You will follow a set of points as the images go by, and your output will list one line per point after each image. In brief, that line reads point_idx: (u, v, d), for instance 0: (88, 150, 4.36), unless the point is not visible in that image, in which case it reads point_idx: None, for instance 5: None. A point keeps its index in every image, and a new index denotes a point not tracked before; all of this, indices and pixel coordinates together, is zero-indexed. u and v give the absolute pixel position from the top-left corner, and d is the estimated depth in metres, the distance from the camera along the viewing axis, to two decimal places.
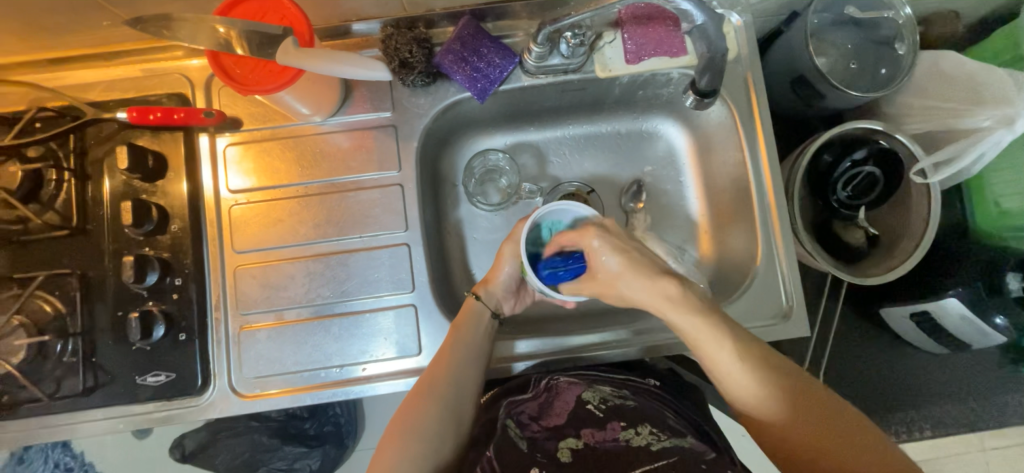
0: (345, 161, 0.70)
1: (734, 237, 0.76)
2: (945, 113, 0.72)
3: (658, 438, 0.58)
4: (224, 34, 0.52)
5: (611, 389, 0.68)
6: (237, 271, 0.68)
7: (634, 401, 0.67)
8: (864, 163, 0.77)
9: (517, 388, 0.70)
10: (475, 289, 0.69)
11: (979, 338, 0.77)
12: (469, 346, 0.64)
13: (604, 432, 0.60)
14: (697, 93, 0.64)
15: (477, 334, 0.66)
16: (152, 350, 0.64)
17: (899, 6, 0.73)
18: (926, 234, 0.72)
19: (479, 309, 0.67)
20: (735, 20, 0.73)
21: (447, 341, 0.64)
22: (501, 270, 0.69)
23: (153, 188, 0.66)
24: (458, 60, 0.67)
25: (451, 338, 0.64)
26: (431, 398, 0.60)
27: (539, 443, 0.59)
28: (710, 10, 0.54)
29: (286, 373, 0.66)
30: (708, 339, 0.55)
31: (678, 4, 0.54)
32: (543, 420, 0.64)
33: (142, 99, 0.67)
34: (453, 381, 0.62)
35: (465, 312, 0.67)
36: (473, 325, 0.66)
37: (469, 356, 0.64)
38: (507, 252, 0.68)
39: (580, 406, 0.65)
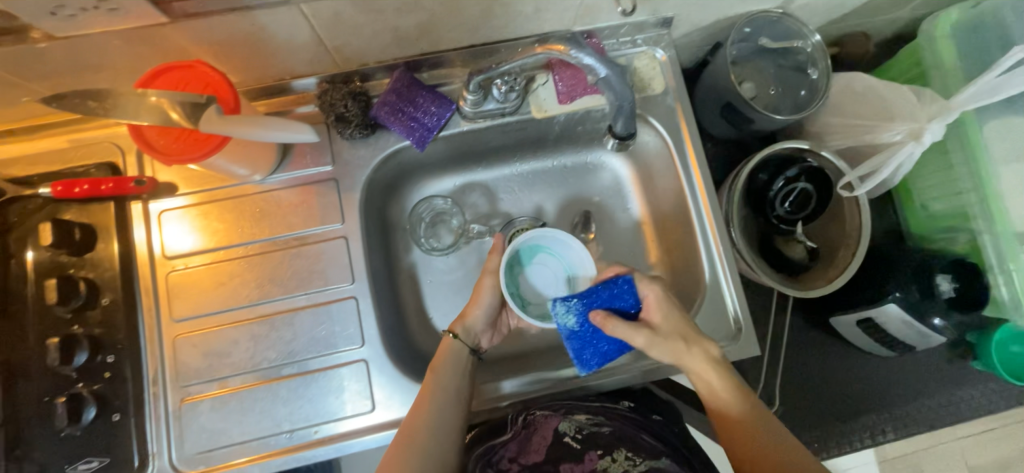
0: (287, 218, 0.69)
1: (682, 262, 0.78)
2: (863, 129, 0.76)
3: (636, 463, 0.57)
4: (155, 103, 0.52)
5: (586, 416, 0.65)
6: (176, 340, 0.65)
7: (611, 425, 0.64)
8: (797, 180, 0.79)
9: (494, 429, 0.67)
10: (453, 327, 0.67)
11: (921, 339, 0.80)
12: (449, 391, 0.62)
13: (583, 465, 0.57)
14: (616, 137, 0.69)
15: (456, 377, 0.63)
16: (83, 436, 0.60)
17: (808, 35, 0.76)
18: (859, 244, 0.76)
19: (461, 352, 0.66)
20: (660, 55, 0.77)
21: (425, 388, 0.61)
22: (479, 303, 0.68)
23: (82, 261, 0.63)
24: (395, 111, 0.68)
25: (428, 382, 0.61)
26: (412, 448, 0.56)
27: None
28: (608, 61, 0.58)
29: (232, 446, 0.63)
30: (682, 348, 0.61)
31: (580, 57, 0.57)
32: (523, 458, 0.60)
33: (69, 171, 0.65)
34: (428, 431, 0.58)
35: (441, 354, 0.65)
36: (451, 369, 0.64)
37: (448, 400, 0.61)
38: (486, 284, 0.68)
39: (559, 440, 0.61)
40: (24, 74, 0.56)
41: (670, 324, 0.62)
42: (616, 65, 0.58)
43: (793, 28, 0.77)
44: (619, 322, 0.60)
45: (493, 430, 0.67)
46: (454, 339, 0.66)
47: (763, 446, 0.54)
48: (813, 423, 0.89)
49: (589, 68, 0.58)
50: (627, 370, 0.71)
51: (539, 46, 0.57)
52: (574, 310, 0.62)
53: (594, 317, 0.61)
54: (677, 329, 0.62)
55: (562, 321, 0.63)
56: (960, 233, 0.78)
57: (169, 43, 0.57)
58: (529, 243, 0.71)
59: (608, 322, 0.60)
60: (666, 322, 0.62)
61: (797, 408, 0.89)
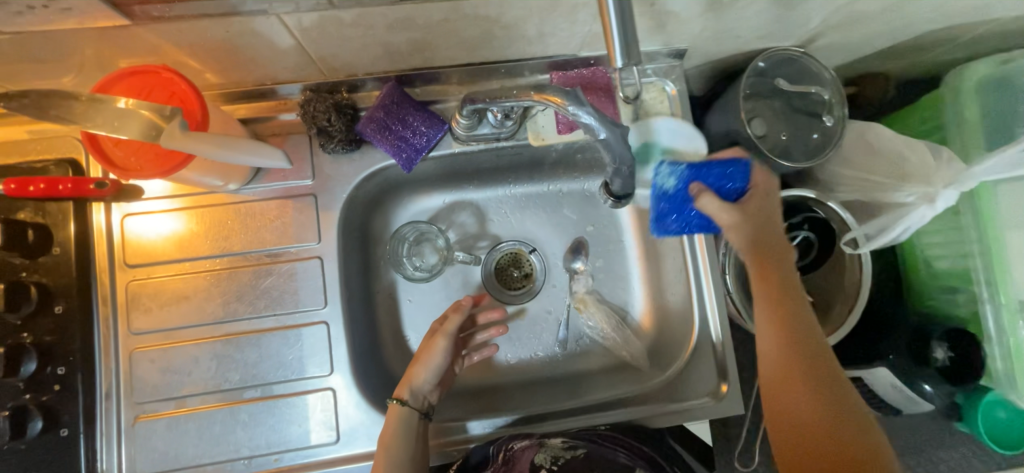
0: (260, 233, 0.65)
1: (672, 305, 0.76)
2: (873, 186, 0.73)
3: None
4: (124, 109, 0.47)
5: (562, 441, 0.64)
6: (134, 353, 0.62)
7: (585, 448, 0.64)
8: (801, 227, 0.78)
9: (472, 463, 0.65)
10: (398, 392, 0.64)
11: (912, 404, 0.80)
12: (401, 463, 0.59)
13: None
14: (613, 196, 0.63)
15: (410, 447, 0.61)
16: (26, 451, 0.57)
17: (828, 82, 0.72)
18: (858, 302, 0.74)
19: (411, 419, 0.62)
20: (670, 88, 0.72)
21: (378, 462, 0.59)
22: (428, 363, 0.66)
23: (35, 264, 0.59)
24: (381, 129, 0.63)
25: (380, 461, 0.59)
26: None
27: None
28: (610, 123, 0.50)
29: (187, 469, 0.61)
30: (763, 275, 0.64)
31: (578, 115, 0.50)
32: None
33: (26, 166, 0.60)
34: None
35: (389, 424, 0.61)
36: (403, 440, 0.61)
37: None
38: (439, 346, 0.66)
39: None
40: None
41: (760, 214, 0.67)
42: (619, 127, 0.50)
43: (811, 69, 0.73)
44: (713, 196, 0.65)
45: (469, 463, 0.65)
46: (398, 404, 0.62)
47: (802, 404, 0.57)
48: None
49: (588, 128, 0.50)
50: (605, 418, 0.69)
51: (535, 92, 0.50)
52: (678, 173, 0.68)
53: (692, 188, 0.67)
54: (758, 221, 0.67)
55: (662, 183, 0.69)
56: (961, 294, 0.72)
57: (137, 42, 0.52)
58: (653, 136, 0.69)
59: (704, 192, 0.66)
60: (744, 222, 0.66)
61: None
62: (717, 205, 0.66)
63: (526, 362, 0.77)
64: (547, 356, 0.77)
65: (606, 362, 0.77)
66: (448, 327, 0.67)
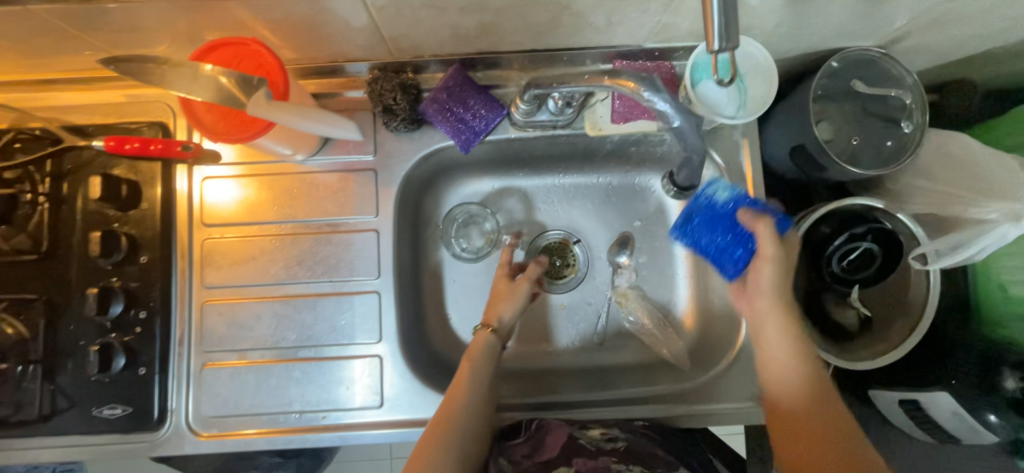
0: (323, 203, 0.68)
1: (717, 307, 0.74)
2: (951, 199, 0.68)
3: None
4: (224, 85, 0.51)
5: (601, 431, 0.64)
6: (205, 305, 0.67)
7: (625, 439, 0.63)
8: (863, 239, 0.73)
9: (505, 433, 0.65)
10: (485, 321, 0.67)
11: (971, 434, 0.74)
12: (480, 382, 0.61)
13: (595, 463, 0.59)
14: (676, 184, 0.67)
15: (485, 370, 0.62)
16: (112, 382, 0.63)
17: (910, 86, 0.68)
18: (920, 323, 0.69)
19: (494, 346, 0.65)
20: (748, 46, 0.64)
21: (459, 377, 0.61)
22: (513, 301, 0.69)
23: (126, 216, 0.65)
24: (442, 110, 0.65)
25: (464, 374, 0.61)
26: (449, 431, 0.55)
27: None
28: (687, 112, 0.51)
29: (246, 416, 0.65)
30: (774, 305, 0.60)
31: (653, 102, 0.50)
32: (538, 456, 0.61)
33: (123, 127, 0.66)
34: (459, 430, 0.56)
35: (474, 347, 0.64)
36: (484, 360, 0.63)
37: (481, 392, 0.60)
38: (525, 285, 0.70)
39: (572, 442, 0.62)
40: (88, 30, 0.56)
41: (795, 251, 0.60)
42: (694, 116, 0.52)
43: (891, 72, 0.69)
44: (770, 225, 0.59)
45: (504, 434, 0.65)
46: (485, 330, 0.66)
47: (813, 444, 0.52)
48: None
49: (661, 114, 0.51)
50: (642, 413, 0.69)
51: (608, 77, 0.51)
52: (733, 190, 0.64)
53: (744, 212, 0.61)
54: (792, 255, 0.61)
55: (716, 191, 0.64)
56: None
57: (229, 16, 0.56)
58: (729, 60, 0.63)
59: (761, 218, 0.60)
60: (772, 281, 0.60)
61: None
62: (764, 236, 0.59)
63: (564, 350, 0.78)
64: (585, 346, 0.78)
65: (645, 357, 0.77)
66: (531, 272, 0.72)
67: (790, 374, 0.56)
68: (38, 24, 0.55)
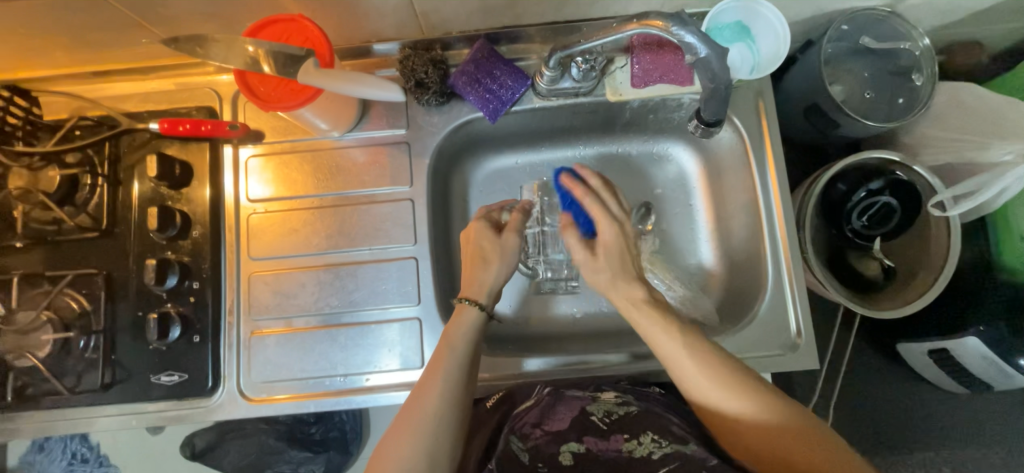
0: (359, 176, 0.72)
1: (740, 264, 0.76)
2: (962, 145, 0.71)
3: (661, 446, 0.56)
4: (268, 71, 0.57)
5: (615, 398, 0.64)
6: (251, 276, 0.70)
7: (638, 407, 0.62)
8: (881, 193, 0.74)
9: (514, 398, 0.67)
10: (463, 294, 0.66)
11: (1003, 380, 0.75)
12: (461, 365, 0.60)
13: (607, 443, 0.58)
14: (704, 122, 0.65)
15: (466, 350, 0.61)
16: (168, 351, 0.67)
17: (918, 37, 0.72)
18: (946, 267, 0.70)
19: (478, 320, 0.64)
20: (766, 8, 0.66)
21: (439, 359, 0.60)
22: (492, 268, 0.66)
23: (179, 195, 0.70)
24: (471, 82, 0.69)
25: (441, 355, 0.60)
26: (418, 428, 0.55)
27: (541, 450, 0.57)
28: (712, 42, 0.54)
29: (293, 380, 0.68)
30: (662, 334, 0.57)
31: (681, 36, 0.53)
32: (545, 425, 0.61)
33: (172, 111, 0.71)
34: (430, 415, 0.55)
35: (457, 323, 0.63)
36: (464, 341, 0.62)
37: (458, 375, 0.59)
38: (510, 245, 0.68)
39: (583, 415, 0.61)
40: (149, 17, 0.62)
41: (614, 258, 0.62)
42: (720, 46, 0.54)
43: (901, 28, 0.72)
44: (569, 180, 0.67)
45: (511, 400, 0.67)
46: (468, 304, 0.64)
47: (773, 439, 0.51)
48: (859, 448, 0.85)
49: (689, 47, 0.54)
50: None
51: (636, 20, 0.54)
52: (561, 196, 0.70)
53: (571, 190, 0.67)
54: (615, 252, 0.63)
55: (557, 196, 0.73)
56: None
57: None
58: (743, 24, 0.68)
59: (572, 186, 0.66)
60: (608, 261, 0.62)
61: (842, 429, 0.86)
62: (603, 223, 0.63)
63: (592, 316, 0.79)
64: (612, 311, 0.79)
65: None
66: (514, 224, 0.69)
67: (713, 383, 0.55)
68: (105, 12, 0.60)
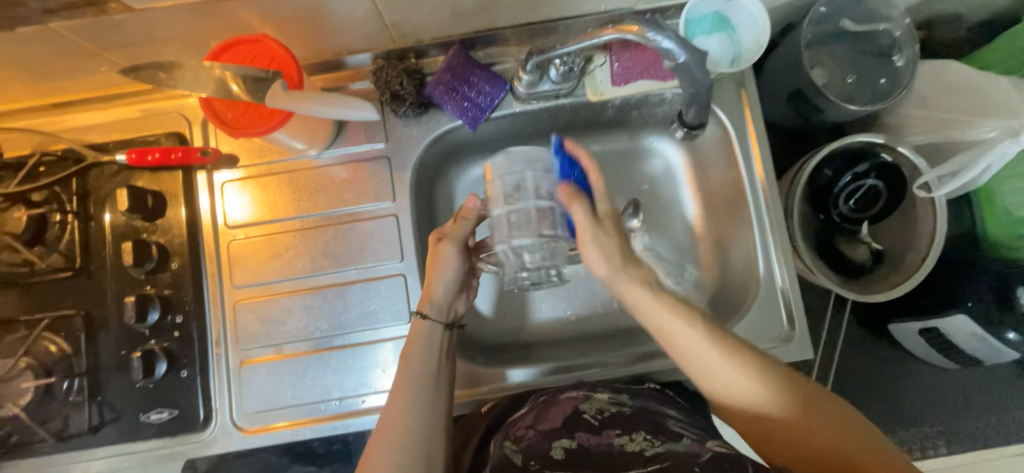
0: (340, 194, 0.70)
1: (732, 257, 0.76)
2: (945, 124, 0.72)
3: (653, 443, 0.54)
4: (236, 92, 0.55)
5: (608, 396, 0.63)
6: (236, 305, 0.68)
7: (632, 407, 0.61)
8: (866, 176, 0.74)
9: (506, 408, 0.66)
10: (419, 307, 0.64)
11: (993, 354, 0.75)
12: (426, 371, 0.60)
13: (599, 438, 0.57)
14: (686, 126, 0.66)
15: (427, 356, 0.61)
16: (156, 387, 0.65)
17: (896, 17, 0.71)
18: (932, 247, 0.70)
19: (438, 332, 0.63)
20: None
21: (403, 366, 0.60)
22: (438, 275, 0.64)
23: (153, 226, 0.67)
24: (449, 90, 0.67)
25: (402, 368, 0.60)
26: (398, 440, 0.54)
27: (533, 447, 0.57)
28: (690, 46, 0.53)
29: (287, 407, 0.67)
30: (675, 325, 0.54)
31: (658, 41, 0.53)
32: (539, 425, 0.60)
33: (141, 139, 0.68)
34: (410, 425, 0.55)
35: (414, 336, 0.62)
36: (424, 347, 0.62)
37: (424, 380, 0.59)
38: (446, 252, 0.64)
39: (575, 415, 0.60)
40: (105, 46, 0.59)
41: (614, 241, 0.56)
42: (698, 50, 0.53)
43: (879, 9, 0.72)
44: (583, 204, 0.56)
45: (510, 405, 0.66)
46: (422, 319, 0.63)
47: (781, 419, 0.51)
48: None
49: (667, 53, 0.54)
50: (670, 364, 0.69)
51: (612, 26, 0.54)
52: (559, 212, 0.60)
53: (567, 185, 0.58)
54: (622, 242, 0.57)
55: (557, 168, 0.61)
56: None
57: (234, 16, 0.57)
58: (723, 15, 0.67)
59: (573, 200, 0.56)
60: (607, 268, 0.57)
61: None
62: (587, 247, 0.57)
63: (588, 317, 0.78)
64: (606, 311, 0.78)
65: None
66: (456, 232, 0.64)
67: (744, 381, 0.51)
68: (58, 43, 0.57)
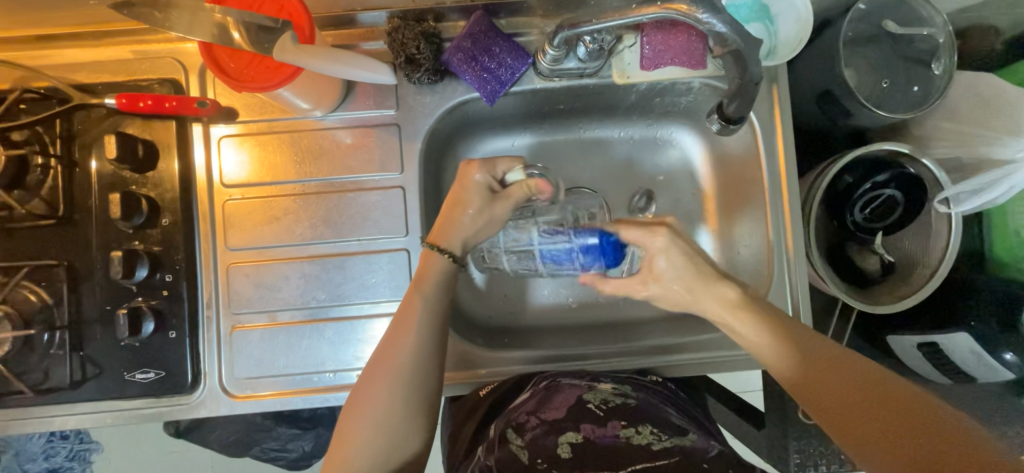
0: (345, 160, 0.67)
1: (743, 257, 0.74)
2: (974, 139, 0.70)
3: (660, 438, 0.54)
4: (240, 40, 0.51)
5: (611, 388, 0.62)
6: (230, 268, 0.66)
7: (636, 398, 0.61)
8: (887, 186, 0.73)
9: (506, 393, 0.64)
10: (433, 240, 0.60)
11: (989, 373, 0.76)
12: (428, 319, 0.57)
13: (604, 430, 0.56)
14: (723, 119, 0.63)
15: (438, 301, 0.58)
16: (142, 347, 0.63)
17: (940, 24, 0.69)
18: (944, 263, 0.69)
19: (447, 269, 0.59)
20: None
21: (409, 308, 0.57)
22: (462, 209, 0.60)
23: (144, 178, 0.63)
24: (468, 59, 0.63)
25: (409, 305, 0.57)
26: (387, 377, 0.54)
27: (540, 445, 0.54)
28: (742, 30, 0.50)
29: (278, 376, 0.65)
30: (734, 313, 0.56)
31: (711, 25, 0.50)
32: (542, 413, 0.59)
33: (133, 84, 0.64)
34: (405, 367, 0.54)
35: (425, 270, 0.59)
36: (436, 290, 0.58)
37: (426, 326, 0.56)
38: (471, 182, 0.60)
39: (580, 405, 0.59)
40: None
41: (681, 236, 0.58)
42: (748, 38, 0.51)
43: (924, 13, 0.70)
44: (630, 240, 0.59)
45: (512, 387, 0.65)
46: (440, 255, 0.59)
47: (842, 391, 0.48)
48: None
49: (719, 38, 0.51)
50: (669, 360, 0.68)
51: (657, 3, 0.50)
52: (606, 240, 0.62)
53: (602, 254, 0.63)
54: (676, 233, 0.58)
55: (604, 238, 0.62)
56: None
57: None
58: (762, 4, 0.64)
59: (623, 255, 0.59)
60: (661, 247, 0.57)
61: None
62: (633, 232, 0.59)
63: (589, 305, 0.77)
64: (608, 301, 0.77)
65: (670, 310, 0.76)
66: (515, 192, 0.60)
67: (779, 352, 0.53)
68: None
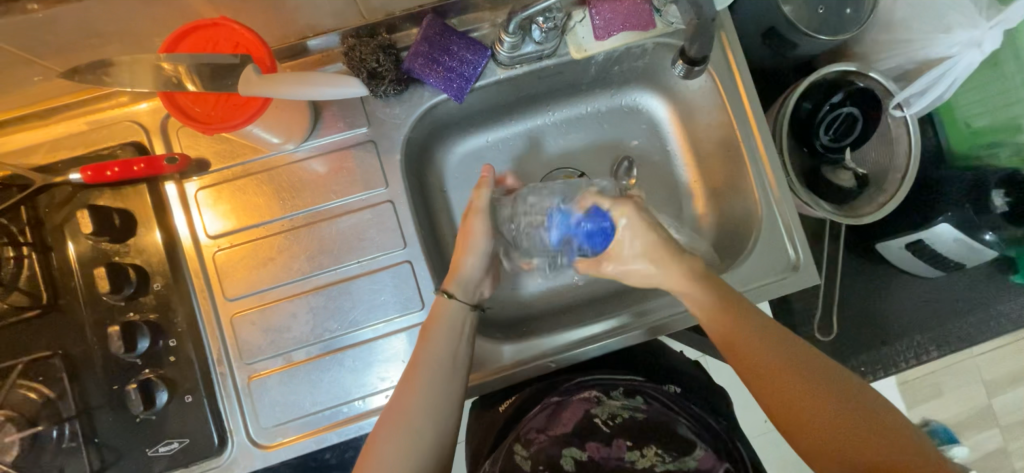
0: (327, 186, 0.66)
1: (730, 198, 0.77)
2: (910, 45, 0.75)
3: (663, 460, 0.58)
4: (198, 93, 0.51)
5: (620, 402, 0.64)
6: (234, 319, 0.64)
7: (645, 411, 0.63)
8: (843, 106, 0.78)
9: (526, 404, 0.67)
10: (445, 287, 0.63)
11: (973, 255, 0.80)
12: (445, 356, 0.57)
13: (610, 449, 0.60)
14: (687, 62, 0.66)
15: (452, 341, 0.59)
16: (158, 419, 0.60)
17: None
18: (911, 163, 0.73)
19: (461, 312, 0.61)
20: None
21: (423, 348, 0.58)
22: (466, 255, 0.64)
23: (125, 247, 0.61)
24: (428, 63, 0.64)
25: (425, 345, 0.58)
26: (403, 424, 0.53)
27: (544, 454, 0.60)
28: None
29: (306, 415, 0.63)
30: (685, 288, 0.57)
31: None
32: (551, 429, 0.62)
33: (94, 154, 0.62)
34: (425, 409, 0.54)
35: (439, 312, 0.60)
36: (451, 328, 0.60)
37: (443, 364, 0.57)
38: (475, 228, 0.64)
39: (587, 420, 0.63)
40: (40, 51, 0.52)
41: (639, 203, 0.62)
42: None
43: None
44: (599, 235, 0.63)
45: (528, 399, 0.67)
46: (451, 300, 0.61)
47: (777, 372, 0.50)
48: (856, 347, 0.91)
49: None
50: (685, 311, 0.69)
51: None
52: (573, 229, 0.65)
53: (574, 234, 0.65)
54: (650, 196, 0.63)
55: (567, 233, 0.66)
56: (1003, 149, 0.79)
57: (182, 3, 0.52)
58: None
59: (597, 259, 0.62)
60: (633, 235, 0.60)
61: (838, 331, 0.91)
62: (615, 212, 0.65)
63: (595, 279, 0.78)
64: None
65: None
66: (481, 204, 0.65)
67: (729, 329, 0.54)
68: None
